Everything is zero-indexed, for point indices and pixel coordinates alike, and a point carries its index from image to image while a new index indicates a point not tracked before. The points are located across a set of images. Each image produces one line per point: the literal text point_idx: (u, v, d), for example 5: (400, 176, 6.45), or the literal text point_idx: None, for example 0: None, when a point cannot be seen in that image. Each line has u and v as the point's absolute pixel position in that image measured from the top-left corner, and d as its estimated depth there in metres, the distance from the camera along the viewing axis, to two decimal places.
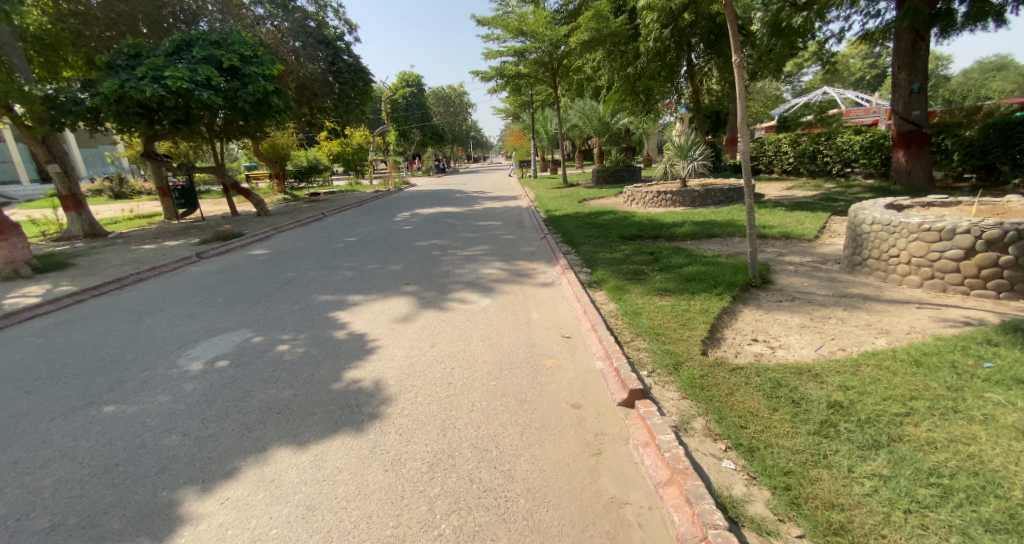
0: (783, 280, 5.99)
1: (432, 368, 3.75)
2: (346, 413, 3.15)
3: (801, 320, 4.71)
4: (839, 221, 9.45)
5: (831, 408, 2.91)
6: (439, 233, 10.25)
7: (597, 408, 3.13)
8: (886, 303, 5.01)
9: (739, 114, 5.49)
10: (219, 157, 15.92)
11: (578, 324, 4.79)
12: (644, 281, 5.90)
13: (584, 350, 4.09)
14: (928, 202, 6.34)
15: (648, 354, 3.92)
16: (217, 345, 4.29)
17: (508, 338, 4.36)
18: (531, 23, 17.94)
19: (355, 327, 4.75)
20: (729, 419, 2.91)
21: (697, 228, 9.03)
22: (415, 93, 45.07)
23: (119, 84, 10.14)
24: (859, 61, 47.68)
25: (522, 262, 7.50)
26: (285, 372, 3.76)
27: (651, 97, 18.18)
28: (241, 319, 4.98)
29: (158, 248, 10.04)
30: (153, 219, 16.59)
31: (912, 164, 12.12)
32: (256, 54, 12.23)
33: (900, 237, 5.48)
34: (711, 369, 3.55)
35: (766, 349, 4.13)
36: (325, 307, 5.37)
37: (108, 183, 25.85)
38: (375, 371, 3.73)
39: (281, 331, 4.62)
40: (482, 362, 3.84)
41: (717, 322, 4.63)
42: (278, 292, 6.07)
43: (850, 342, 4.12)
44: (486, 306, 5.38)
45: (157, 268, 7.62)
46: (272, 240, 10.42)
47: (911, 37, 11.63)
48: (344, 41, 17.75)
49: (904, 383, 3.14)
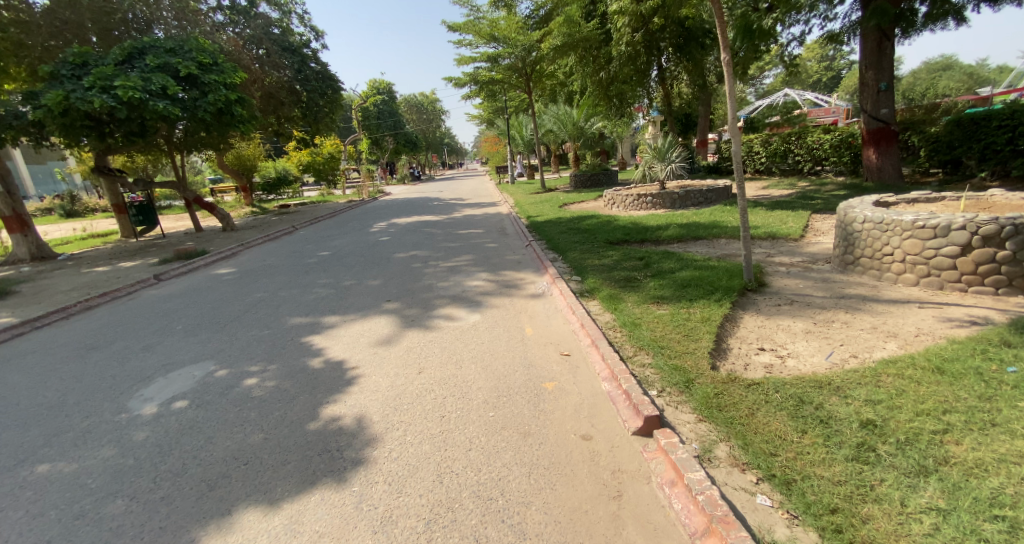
0: (778, 282, 5.83)
1: (422, 398, 3.39)
2: (327, 460, 2.75)
3: (805, 325, 4.52)
4: (819, 219, 9.45)
5: (865, 428, 2.66)
6: (418, 244, 9.85)
7: (610, 439, 2.83)
8: (886, 303, 4.87)
9: (729, 112, 5.28)
10: (180, 170, 15.17)
11: (576, 338, 4.48)
12: (637, 289, 5.65)
13: (586, 369, 3.79)
14: (913, 199, 6.29)
15: (655, 371, 3.64)
16: (174, 383, 3.81)
17: (502, 359, 4.04)
18: (502, 28, 17.79)
19: (332, 354, 4.33)
20: (755, 445, 2.64)
21: (682, 230, 8.89)
22: (386, 101, 44.58)
23: (64, 95, 9.46)
24: (815, 64, 49.18)
25: (508, 271, 7.19)
26: (254, 412, 3.34)
27: (623, 101, 18.17)
28: (204, 349, 4.51)
29: (112, 270, 9.38)
30: (109, 239, 15.68)
31: (882, 161, 12.29)
32: (216, 62, 11.65)
33: (893, 235, 5.36)
34: (725, 387, 3.30)
35: (775, 359, 3.91)
36: (298, 332, 4.93)
37: (59, 202, 24.53)
38: (357, 406, 3.34)
39: (249, 363, 4.16)
40: (476, 388, 3.52)
41: (720, 331, 4.39)
42: (246, 316, 5.60)
43: (860, 348, 3.93)
44: (475, 322, 5.04)
45: (110, 293, 7.02)
46: (239, 257, 9.84)
47: (877, 37, 11.78)
48: (311, 48, 17.15)
49: (932, 395, 2.93)
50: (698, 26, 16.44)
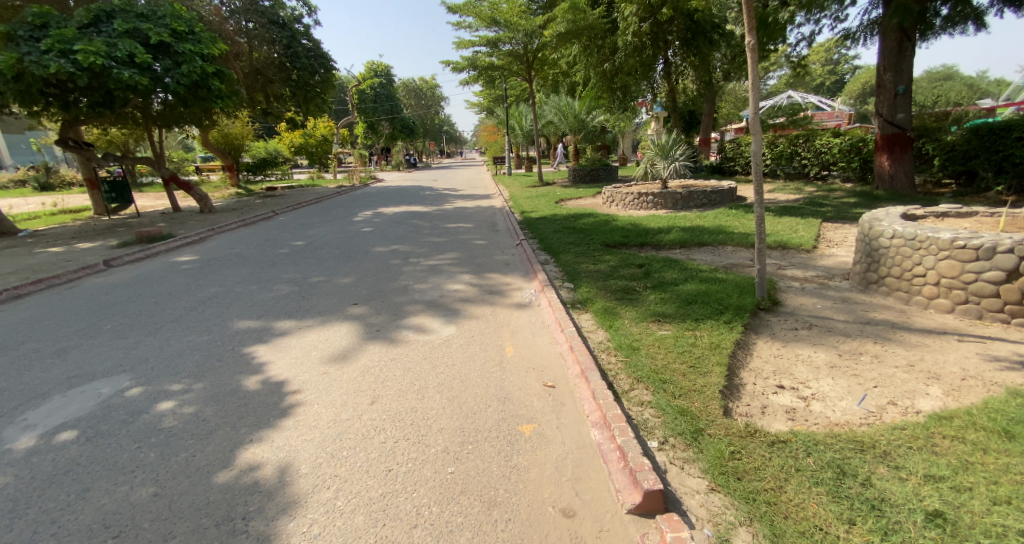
0: (792, 300, 5.19)
1: (367, 442, 2.81)
2: (223, 534, 2.19)
3: (828, 357, 3.89)
4: (832, 229, 8.82)
5: (931, 522, 2.05)
6: (401, 237, 9.17)
7: (598, 520, 2.20)
8: (919, 332, 4.23)
9: (750, 107, 4.58)
10: (158, 147, 14.40)
11: (564, 364, 3.82)
12: (635, 303, 5.01)
13: (573, 407, 3.15)
14: (944, 212, 5.66)
15: (656, 414, 3.05)
16: (70, 405, 3.38)
17: (474, 387, 3.42)
18: (504, 12, 17.01)
19: (273, 374, 3.75)
20: (789, 539, 2.03)
21: (685, 235, 8.26)
22: (384, 84, 43.50)
23: (17, 58, 8.68)
24: (819, 67, 48.23)
25: (494, 274, 6.52)
26: (153, 452, 2.85)
27: (627, 94, 17.48)
28: (124, 359, 4.02)
29: (67, 252, 8.69)
30: (80, 215, 14.86)
31: (896, 168, 11.66)
32: (193, 31, 10.85)
33: (926, 254, 4.72)
34: (743, 443, 2.68)
35: (798, 401, 3.30)
36: (242, 340, 4.36)
37: (36, 174, 23.56)
38: (285, 450, 2.78)
39: (171, 380, 3.67)
40: (437, 429, 2.91)
41: (731, 362, 3.77)
42: (189, 315, 5.00)
43: (899, 392, 3.30)
44: (449, 335, 4.40)
45: (48, 279, 6.40)
46: (206, 243, 9.11)
47: (898, 36, 11.07)
48: (303, 23, 16.21)
49: (1007, 472, 2.31)
50: (708, 20, 15.68)
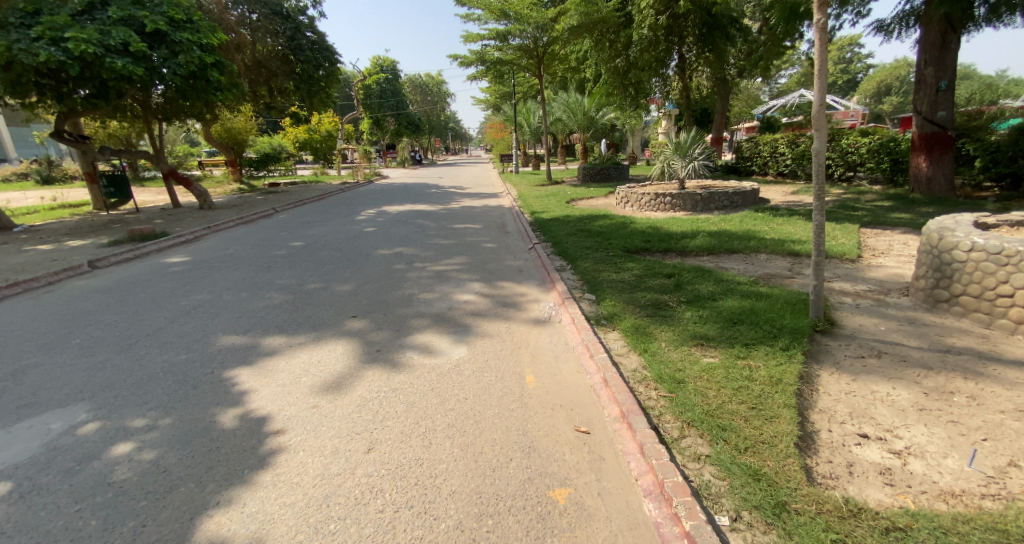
0: (850, 321, 4.52)
1: (360, 511, 2.26)
2: None
3: (913, 395, 3.23)
4: (871, 235, 8.13)
5: None
6: (406, 238, 8.57)
7: None
8: (1016, 366, 3.57)
9: (816, 96, 3.91)
10: (156, 142, 13.88)
11: (597, 401, 3.23)
12: (670, 322, 4.37)
13: (616, 465, 2.58)
14: (1018, 222, 5.00)
15: (719, 474, 2.44)
16: (12, 445, 2.83)
17: (491, 431, 2.84)
18: (515, 4, 16.23)
19: (255, 406, 3.19)
20: None
21: (713, 240, 7.61)
22: (391, 79, 42.93)
23: (6, 46, 8.14)
24: (833, 66, 47.13)
25: (507, 282, 5.92)
26: (95, 518, 2.28)
27: (641, 91, 16.49)
28: (86, 384, 3.47)
29: (54, 250, 8.19)
30: (78, 210, 14.41)
31: (934, 170, 10.89)
32: (191, 20, 10.28)
33: (1015, 271, 4.06)
34: (846, 528, 2.06)
35: (891, 457, 2.66)
36: (223, 362, 3.78)
37: (38, 167, 23.19)
38: (260, 520, 2.24)
39: (135, 413, 3.12)
40: (448, 493, 2.35)
41: (798, 403, 3.12)
42: (167, 328, 4.43)
43: (1019, 450, 2.66)
44: (459, 360, 3.79)
45: (23, 283, 5.85)
46: (200, 243, 8.56)
47: (942, 28, 10.33)
48: (308, 16, 15.62)
49: None
50: (725, 14, 14.90)
